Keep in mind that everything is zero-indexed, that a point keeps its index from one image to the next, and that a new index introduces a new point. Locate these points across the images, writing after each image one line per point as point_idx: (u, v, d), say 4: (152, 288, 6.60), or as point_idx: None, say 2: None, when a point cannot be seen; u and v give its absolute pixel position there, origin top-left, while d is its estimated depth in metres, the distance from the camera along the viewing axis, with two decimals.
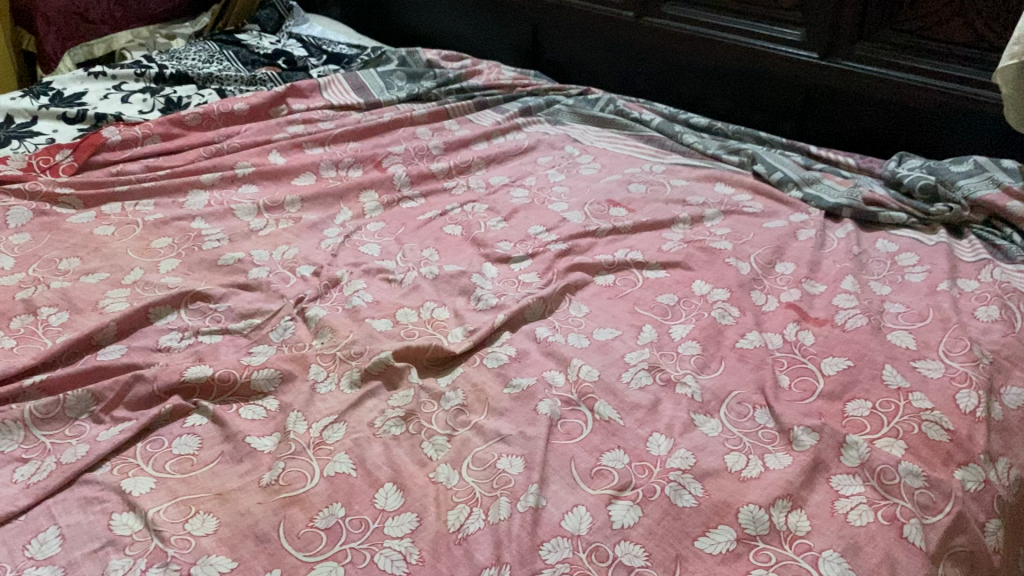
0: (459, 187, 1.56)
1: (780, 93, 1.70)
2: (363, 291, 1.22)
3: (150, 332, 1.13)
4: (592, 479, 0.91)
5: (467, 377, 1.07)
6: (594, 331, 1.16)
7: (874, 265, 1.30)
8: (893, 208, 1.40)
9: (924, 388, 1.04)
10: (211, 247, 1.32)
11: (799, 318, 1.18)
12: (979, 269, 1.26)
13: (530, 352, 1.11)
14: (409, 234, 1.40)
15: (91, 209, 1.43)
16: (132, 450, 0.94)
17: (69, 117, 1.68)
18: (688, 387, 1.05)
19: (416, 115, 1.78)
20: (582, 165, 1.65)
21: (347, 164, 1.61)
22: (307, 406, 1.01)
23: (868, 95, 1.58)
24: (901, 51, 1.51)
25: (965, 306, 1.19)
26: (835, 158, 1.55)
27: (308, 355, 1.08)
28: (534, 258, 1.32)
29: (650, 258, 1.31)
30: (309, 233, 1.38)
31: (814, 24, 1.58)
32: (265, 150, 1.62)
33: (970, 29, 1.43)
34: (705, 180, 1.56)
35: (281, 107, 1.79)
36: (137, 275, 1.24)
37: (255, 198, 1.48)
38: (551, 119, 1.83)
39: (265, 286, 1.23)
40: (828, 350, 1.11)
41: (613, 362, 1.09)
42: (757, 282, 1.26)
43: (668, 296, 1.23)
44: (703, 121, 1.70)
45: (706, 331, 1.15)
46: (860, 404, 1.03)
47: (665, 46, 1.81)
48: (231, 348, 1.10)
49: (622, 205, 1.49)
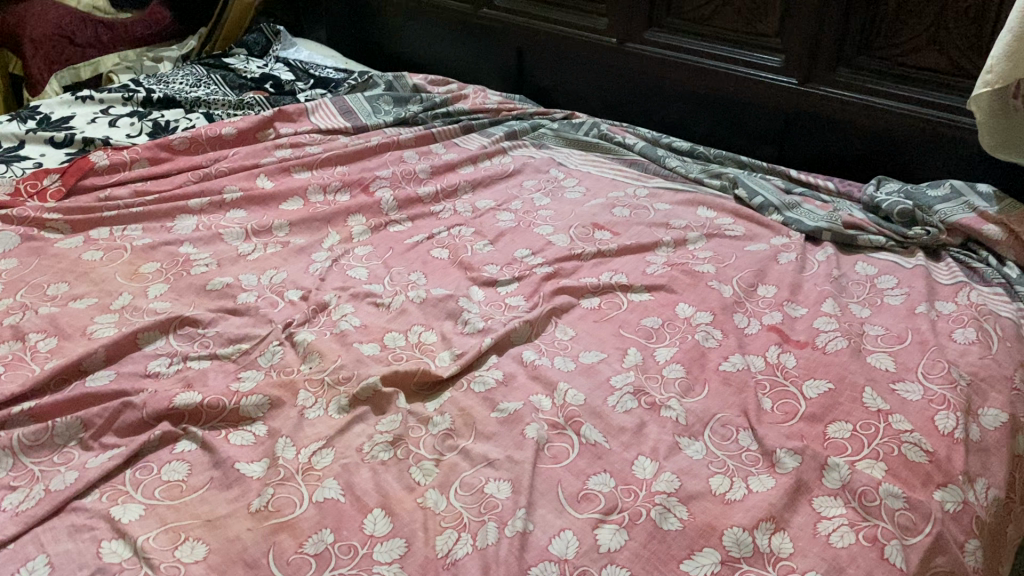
0: (446, 211, 1.58)
1: (761, 118, 1.73)
2: (351, 316, 1.23)
3: (139, 357, 1.14)
4: (579, 503, 0.93)
5: (454, 401, 1.08)
6: (580, 354, 1.17)
7: (854, 288, 1.32)
8: (872, 231, 1.43)
9: (903, 410, 1.06)
10: (200, 271, 1.33)
11: (780, 340, 1.20)
12: (956, 291, 1.29)
13: (517, 376, 1.12)
14: (396, 258, 1.41)
15: (79, 234, 1.44)
16: (121, 477, 0.95)
17: (56, 141, 1.68)
18: (672, 410, 1.06)
19: (403, 139, 1.79)
20: (567, 188, 1.67)
21: (335, 188, 1.62)
22: (296, 431, 1.01)
23: (846, 120, 1.61)
24: (878, 77, 1.54)
25: (943, 328, 1.21)
26: (815, 182, 1.58)
27: (296, 381, 1.09)
28: (520, 281, 1.34)
29: (635, 281, 1.33)
30: (297, 258, 1.39)
31: (794, 51, 1.61)
32: (253, 174, 1.63)
33: (945, 57, 1.46)
34: (689, 204, 1.58)
35: (268, 131, 1.81)
36: (126, 300, 1.25)
37: (243, 222, 1.49)
38: (536, 143, 1.86)
39: (253, 310, 1.23)
40: (810, 372, 1.13)
41: (599, 386, 1.11)
42: (739, 305, 1.28)
43: (652, 319, 1.25)
44: (685, 145, 1.73)
45: (690, 354, 1.17)
46: (841, 426, 1.05)
47: (648, 71, 1.84)
48: (220, 373, 1.11)
49: (606, 229, 1.51)
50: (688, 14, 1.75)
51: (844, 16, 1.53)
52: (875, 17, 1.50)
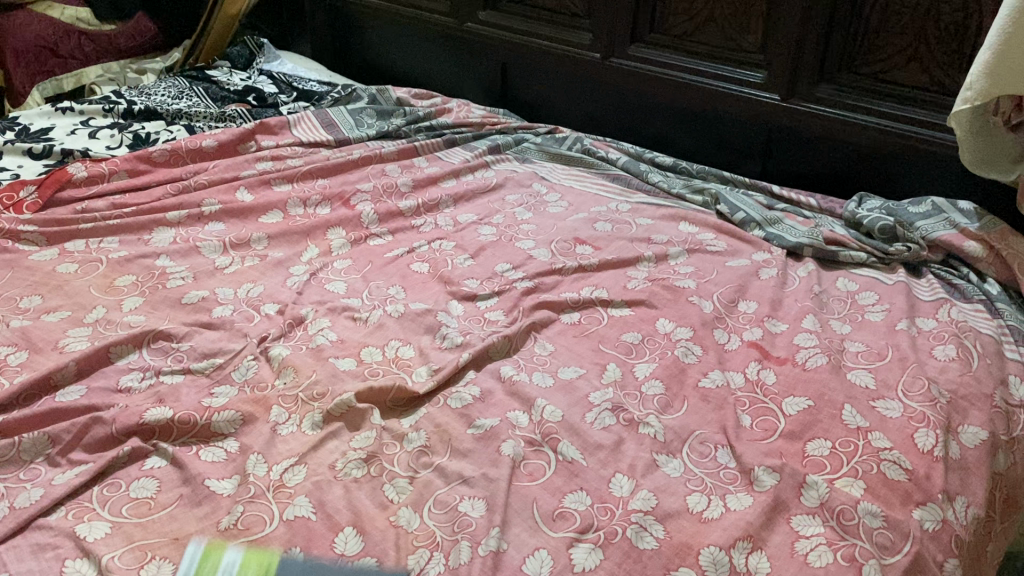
0: (427, 225, 1.57)
1: (744, 134, 1.73)
2: (328, 330, 1.22)
3: (111, 372, 1.12)
4: (554, 521, 0.91)
5: (430, 417, 1.06)
6: (559, 370, 1.16)
7: (835, 304, 1.32)
8: (853, 248, 1.43)
9: (883, 428, 1.05)
10: (175, 285, 1.31)
11: (760, 357, 1.20)
12: (937, 308, 1.29)
13: (494, 392, 1.11)
14: (375, 272, 1.40)
15: (54, 246, 1.42)
16: (87, 494, 0.93)
17: (34, 153, 1.67)
18: (650, 427, 1.05)
19: (385, 152, 1.79)
20: (549, 203, 1.66)
21: (316, 202, 1.60)
22: (268, 448, 1.00)
23: (829, 136, 1.61)
24: (860, 93, 1.55)
25: (923, 345, 1.21)
26: (797, 198, 1.58)
27: (270, 397, 1.07)
28: (500, 296, 1.33)
29: (615, 296, 1.32)
30: (274, 271, 1.38)
31: (775, 67, 1.62)
32: (233, 187, 1.61)
33: (926, 74, 1.46)
34: (670, 219, 1.58)
35: (250, 144, 1.79)
36: (99, 314, 1.24)
37: (222, 235, 1.48)
38: (519, 157, 1.85)
39: (228, 324, 1.22)
40: (789, 389, 1.13)
41: (577, 402, 1.09)
42: (720, 320, 1.28)
43: (632, 334, 1.24)
44: (668, 160, 1.73)
45: (669, 370, 1.16)
46: (820, 443, 1.04)
47: (631, 87, 1.84)
48: (192, 388, 1.09)
49: (588, 244, 1.50)
50: (672, 29, 1.76)
51: (825, 33, 1.53)
52: (856, 34, 1.51)
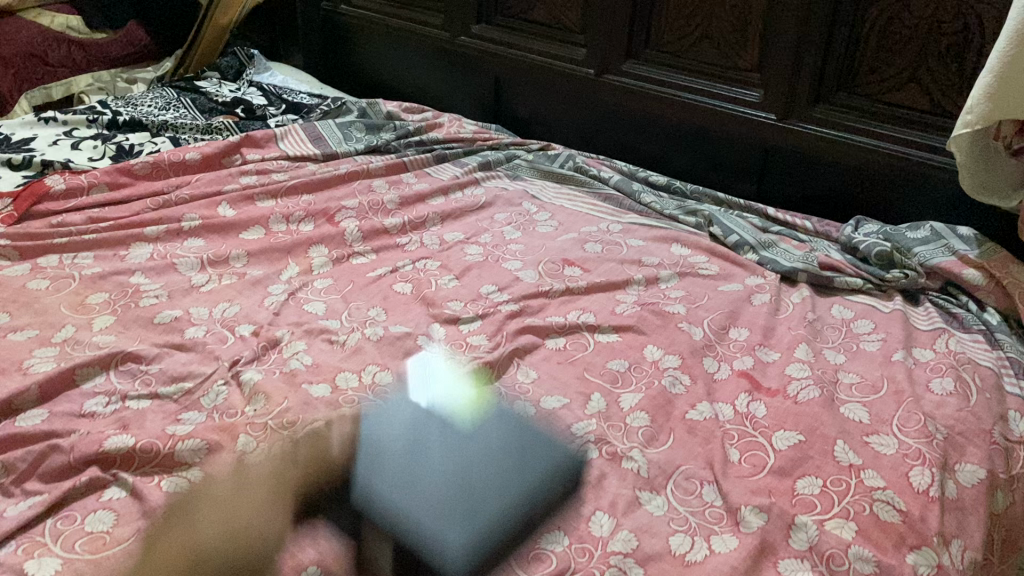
0: (412, 243, 1.53)
1: (739, 153, 1.69)
2: (303, 354, 1.18)
3: (75, 395, 1.08)
4: (530, 563, 0.88)
5: None
6: (541, 399, 1.12)
7: (829, 332, 1.28)
8: (849, 273, 1.38)
9: (876, 466, 1.01)
10: (149, 304, 1.27)
11: (751, 388, 1.15)
12: (934, 338, 1.24)
13: (473, 422, 1.06)
14: (356, 292, 1.36)
15: (26, 260, 1.37)
16: (41, 527, 0.88)
17: (13, 164, 1.63)
18: (634, 462, 1.01)
19: (373, 168, 1.75)
20: (538, 222, 1.63)
21: (298, 218, 1.56)
22: (232, 480, 0.95)
23: (826, 158, 1.57)
24: (859, 114, 1.51)
25: (919, 377, 1.17)
26: (791, 220, 1.53)
27: (237, 425, 1.03)
28: (484, 319, 1.29)
29: (603, 321, 1.28)
30: (252, 290, 1.34)
31: (772, 86, 1.58)
32: (215, 202, 1.57)
33: (925, 95, 1.43)
34: (662, 240, 1.53)
35: (234, 157, 1.75)
36: (68, 333, 1.20)
37: (201, 251, 1.44)
38: (510, 174, 1.81)
39: (200, 346, 1.18)
40: (780, 422, 1.08)
41: (558, 433, 1.05)
42: (709, 348, 1.23)
43: (619, 362, 1.20)
44: (661, 179, 1.70)
45: (656, 401, 1.11)
46: (811, 481, 1.00)
47: (624, 105, 1.80)
48: (159, 414, 1.05)
49: (577, 265, 1.47)
50: (668, 46, 1.72)
51: (824, 51, 1.50)
52: (854, 54, 1.48)
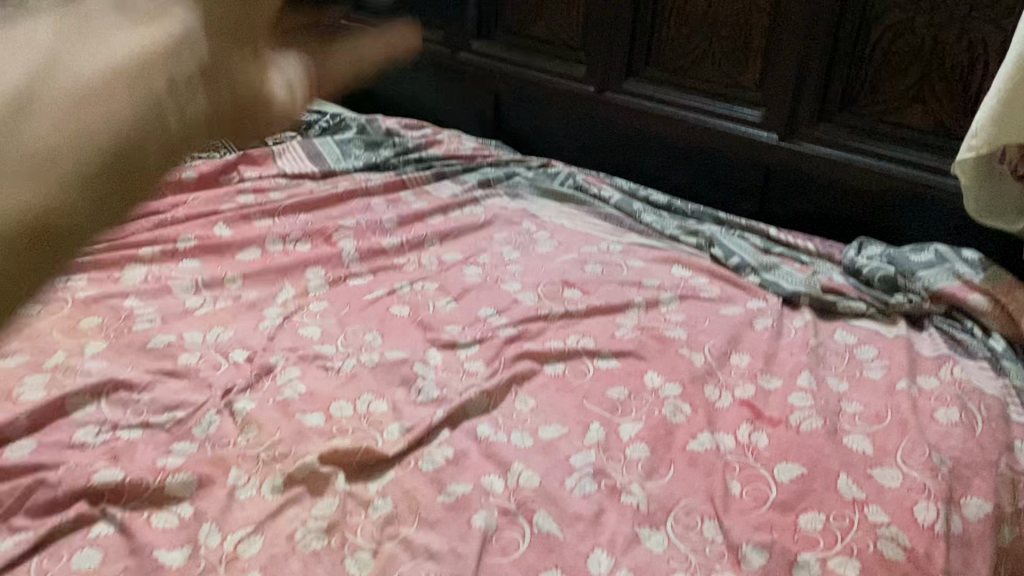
0: (410, 264, 1.52)
1: (740, 172, 1.67)
2: (297, 381, 1.15)
3: (64, 425, 1.06)
4: None
5: (399, 483, 1.00)
6: (539, 428, 1.10)
7: (832, 358, 1.26)
8: (852, 297, 1.37)
9: (880, 500, 0.99)
10: (142, 328, 1.26)
11: (752, 417, 1.13)
12: (939, 365, 1.23)
13: (469, 454, 1.04)
14: (352, 315, 1.34)
15: None
16: (27, 566, 0.87)
17: None
18: (633, 496, 0.99)
19: (371, 186, 1.74)
20: (538, 242, 1.61)
21: (295, 238, 1.55)
22: (224, 515, 0.94)
23: (828, 178, 1.55)
24: (862, 134, 1.50)
25: (924, 407, 1.15)
26: (794, 241, 1.51)
27: (229, 457, 1.01)
28: (482, 343, 1.27)
29: (603, 346, 1.26)
30: (247, 313, 1.32)
31: (775, 105, 1.57)
32: (211, 222, 1.56)
33: (930, 116, 1.42)
34: (663, 261, 1.52)
35: (232, 175, 1.74)
36: (60, 359, 1.18)
37: (196, 273, 1.42)
38: (510, 192, 1.79)
39: (193, 373, 1.16)
40: (782, 454, 1.06)
41: (556, 466, 1.03)
42: (711, 375, 1.21)
43: (618, 389, 1.18)
44: (662, 199, 1.68)
45: (656, 431, 1.09)
46: (813, 515, 0.98)
47: (625, 122, 1.79)
48: (149, 445, 1.03)
49: (576, 287, 1.45)
50: (669, 64, 1.71)
51: (828, 70, 1.49)
52: (856, 74, 1.47)
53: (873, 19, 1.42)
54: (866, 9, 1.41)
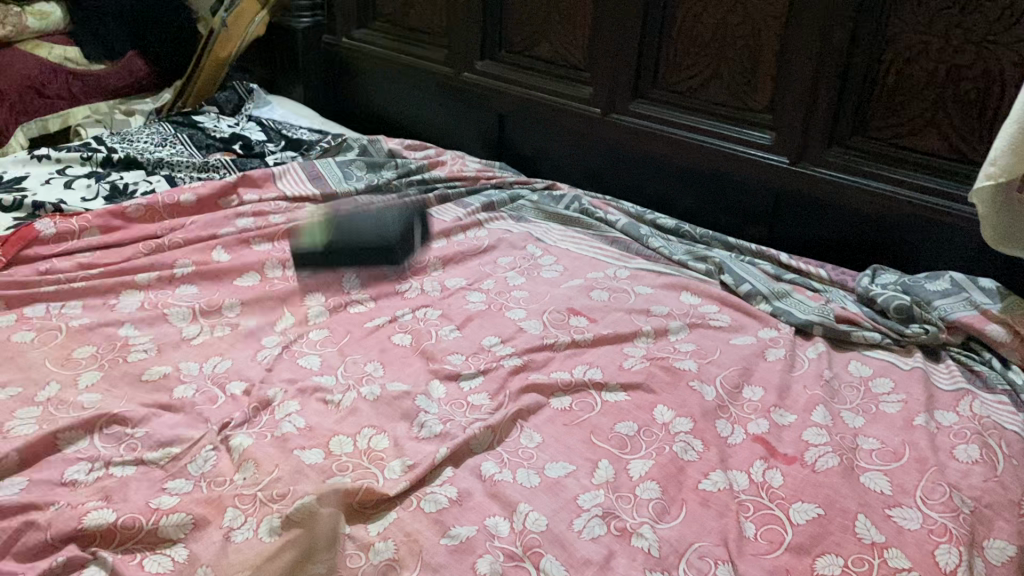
0: (412, 290, 1.48)
1: (750, 197, 1.64)
2: (296, 416, 1.12)
3: (56, 462, 1.02)
4: None
5: (400, 525, 0.96)
6: (546, 466, 1.06)
7: (846, 392, 1.22)
8: (866, 327, 1.33)
9: (900, 543, 0.96)
10: (137, 358, 1.22)
11: (766, 454, 1.10)
12: (957, 399, 1.19)
13: (473, 493, 1.01)
14: (353, 344, 1.31)
15: (13, 310, 1.32)
16: None
17: (4, 205, 1.57)
18: (644, 539, 0.95)
19: (373, 209, 1.71)
20: (543, 267, 1.58)
21: (295, 263, 1.52)
22: (218, 559, 0.90)
23: (839, 204, 1.52)
24: (875, 159, 1.47)
25: (943, 443, 1.11)
26: (805, 268, 1.49)
27: (224, 496, 0.97)
28: (486, 375, 1.24)
29: (610, 378, 1.23)
30: (246, 342, 1.29)
31: (785, 129, 1.54)
32: (209, 246, 1.52)
33: (943, 141, 1.39)
34: (671, 288, 1.49)
35: (232, 198, 1.71)
36: (52, 391, 1.14)
37: (194, 300, 1.39)
38: (514, 215, 1.77)
39: (189, 407, 1.13)
40: (798, 494, 1.03)
41: (564, 506, 0.99)
42: (722, 409, 1.18)
43: (627, 425, 1.14)
44: (670, 223, 1.65)
45: (666, 470, 1.06)
46: (831, 559, 0.94)
47: (632, 145, 1.76)
48: (143, 483, 1.00)
49: (583, 314, 1.41)
50: (676, 86, 1.68)
51: (838, 93, 1.46)
52: (869, 97, 1.44)
53: (885, 42, 1.39)
54: (878, 31, 1.39)
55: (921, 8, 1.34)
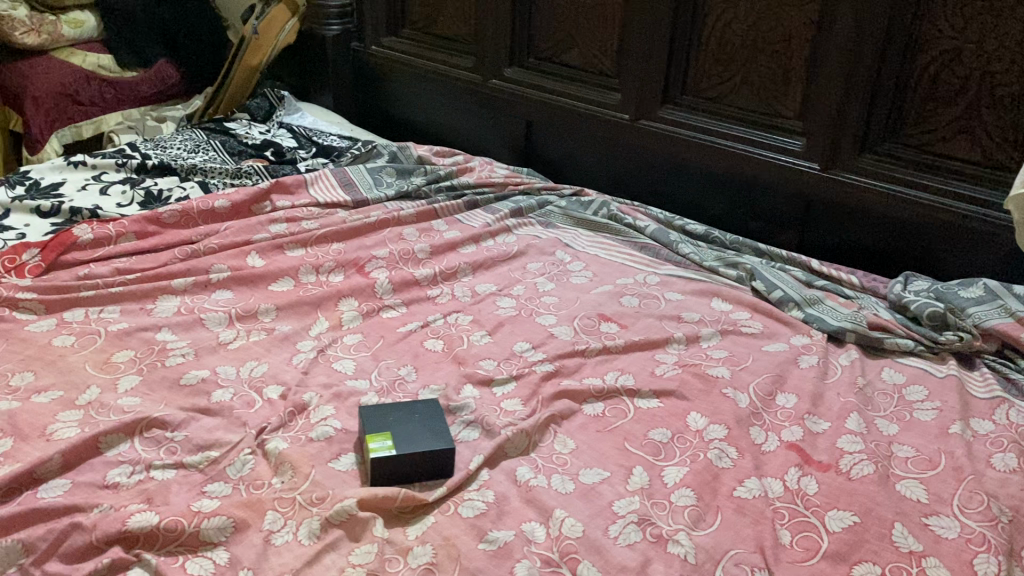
0: (443, 295, 1.49)
1: (779, 202, 1.64)
2: (332, 420, 1.13)
3: (97, 465, 1.04)
4: None
5: (438, 529, 0.97)
6: (580, 472, 1.07)
7: (880, 399, 1.22)
8: (899, 334, 1.33)
9: (938, 552, 0.95)
10: (175, 362, 1.24)
11: (800, 461, 1.10)
12: (993, 408, 1.19)
13: (509, 498, 1.02)
14: (386, 349, 1.32)
15: (53, 315, 1.34)
16: None
17: (43, 211, 1.60)
18: (680, 546, 0.95)
19: (404, 215, 1.72)
20: (573, 273, 1.58)
21: (328, 268, 1.54)
22: (260, 562, 0.91)
23: (871, 210, 1.52)
24: (907, 165, 1.46)
25: (980, 452, 1.11)
26: (837, 274, 1.48)
27: (264, 500, 0.99)
28: (519, 380, 1.24)
29: (642, 385, 1.23)
30: (281, 346, 1.30)
31: (815, 134, 1.54)
32: (244, 252, 1.54)
33: (977, 146, 1.39)
34: (701, 295, 1.49)
35: (264, 204, 1.73)
36: (93, 395, 1.16)
37: (228, 305, 1.41)
38: (542, 221, 1.78)
39: (227, 411, 1.14)
40: (833, 501, 1.03)
41: (599, 512, 1.00)
42: (756, 417, 1.18)
43: (660, 431, 1.14)
44: (700, 229, 1.65)
45: (701, 477, 1.06)
46: (868, 568, 0.94)
47: (660, 151, 1.76)
48: (183, 486, 1.01)
49: (614, 320, 1.42)
50: (706, 91, 1.68)
51: (870, 99, 1.45)
52: (901, 103, 1.44)
53: (919, 48, 1.39)
54: (911, 36, 1.38)
55: (955, 13, 1.33)
